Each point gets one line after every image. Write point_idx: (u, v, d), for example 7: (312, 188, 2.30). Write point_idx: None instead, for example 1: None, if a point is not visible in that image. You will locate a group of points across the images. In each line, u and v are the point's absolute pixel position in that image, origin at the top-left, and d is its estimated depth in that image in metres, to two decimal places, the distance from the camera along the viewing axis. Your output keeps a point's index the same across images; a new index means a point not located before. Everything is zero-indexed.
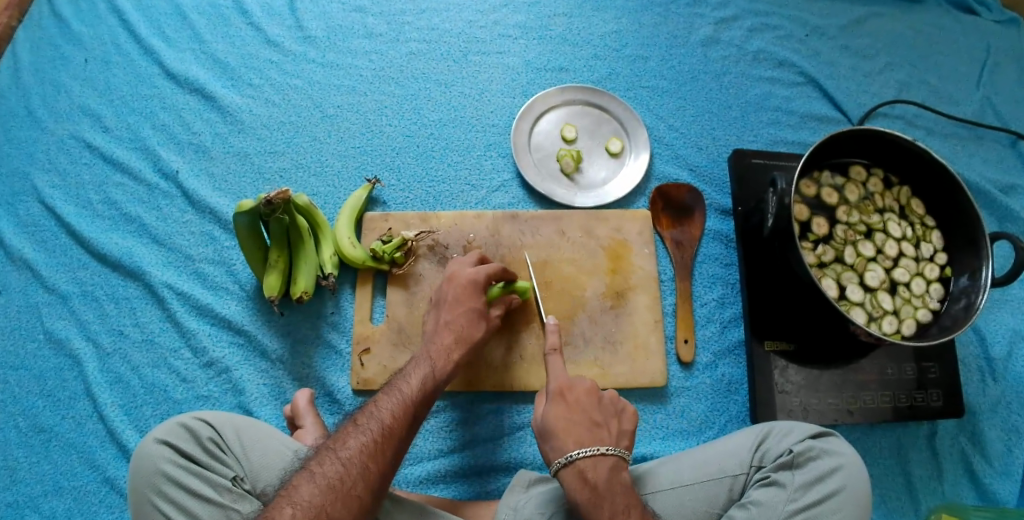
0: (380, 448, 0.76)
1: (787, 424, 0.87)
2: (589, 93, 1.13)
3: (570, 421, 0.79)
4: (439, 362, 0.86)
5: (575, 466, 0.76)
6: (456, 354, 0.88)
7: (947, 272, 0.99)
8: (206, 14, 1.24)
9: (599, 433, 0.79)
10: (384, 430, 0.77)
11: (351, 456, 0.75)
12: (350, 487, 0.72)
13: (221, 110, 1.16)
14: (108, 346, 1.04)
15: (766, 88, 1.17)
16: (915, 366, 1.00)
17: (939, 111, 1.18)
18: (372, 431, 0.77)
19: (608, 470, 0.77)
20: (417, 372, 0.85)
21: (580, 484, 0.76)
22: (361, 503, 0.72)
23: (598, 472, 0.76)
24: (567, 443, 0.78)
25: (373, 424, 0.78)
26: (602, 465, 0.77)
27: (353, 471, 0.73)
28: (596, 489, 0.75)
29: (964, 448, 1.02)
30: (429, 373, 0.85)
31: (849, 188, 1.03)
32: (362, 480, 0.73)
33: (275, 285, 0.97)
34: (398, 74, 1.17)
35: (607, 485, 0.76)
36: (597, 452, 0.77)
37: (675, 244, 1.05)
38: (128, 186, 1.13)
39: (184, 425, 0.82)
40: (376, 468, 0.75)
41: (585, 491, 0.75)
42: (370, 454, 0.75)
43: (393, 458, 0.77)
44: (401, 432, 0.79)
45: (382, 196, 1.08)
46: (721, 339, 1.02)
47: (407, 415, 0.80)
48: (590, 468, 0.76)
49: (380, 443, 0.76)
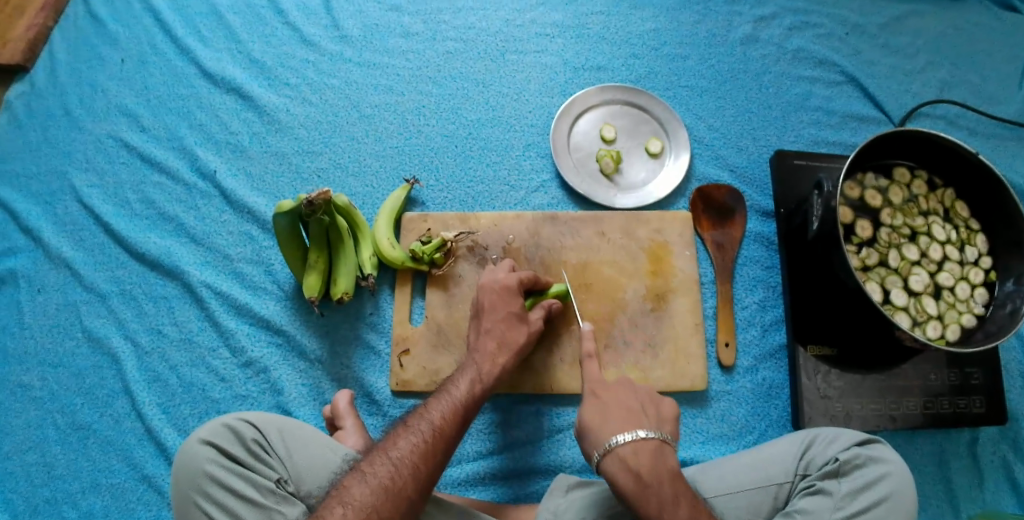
0: (431, 449, 0.76)
1: (833, 432, 0.86)
2: (628, 93, 1.12)
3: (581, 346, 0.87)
4: (485, 368, 0.86)
5: (615, 454, 0.74)
6: (502, 360, 0.88)
7: (992, 276, 0.98)
8: (242, 14, 1.23)
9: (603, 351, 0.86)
10: (435, 432, 0.78)
11: (403, 455, 0.75)
12: (403, 484, 0.73)
13: (258, 110, 1.15)
14: (147, 345, 1.04)
15: (806, 88, 1.16)
16: (957, 372, 0.99)
17: (982, 112, 1.16)
18: (423, 432, 0.77)
19: (650, 455, 0.74)
20: (466, 377, 0.85)
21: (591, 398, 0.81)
22: (414, 502, 0.73)
23: (641, 459, 0.74)
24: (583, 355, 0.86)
25: (424, 425, 0.78)
26: (643, 450, 0.74)
27: (404, 470, 0.74)
28: (641, 477, 0.73)
29: (1006, 455, 1.02)
30: (477, 378, 0.85)
31: (893, 191, 1.01)
32: (413, 480, 0.73)
33: (315, 285, 0.97)
34: (435, 74, 1.16)
35: (651, 472, 0.73)
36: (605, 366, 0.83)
37: (716, 246, 1.04)
38: (165, 186, 1.13)
39: (227, 425, 0.82)
40: (427, 468, 0.75)
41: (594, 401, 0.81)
42: (421, 454, 0.75)
43: (444, 459, 0.77)
44: (451, 435, 0.79)
45: (420, 196, 1.08)
46: (762, 342, 1.01)
47: (455, 417, 0.80)
48: (632, 455, 0.74)
49: (431, 443, 0.76)
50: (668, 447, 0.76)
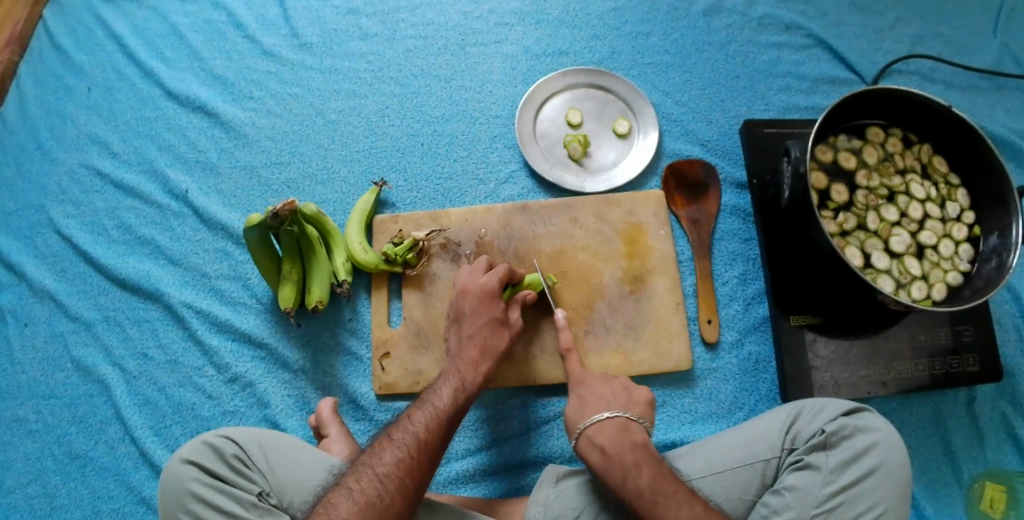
0: (417, 463, 0.75)
1: (819, 402, 0.85)
2: (591, 75, 1.09)
3: (580, 402, 0.86)
4: (468, 377, 0.86)
5: (585, 435, 0.82)
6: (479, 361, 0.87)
7: (975, 231, 0.97)
8: (201, 30, 1.22)
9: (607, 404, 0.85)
10: (420, 444, 0.77)
11: (389, 469, 0.74)
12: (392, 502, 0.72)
13: (224, 126, 1.15)
14: (134, 370, 1.04)
15: (774, 54, 1.13)
16: (948, 331, 0.97)
17: (956, 64, 1.13)
18: (408, 446, 0.77)
19: (616, 431, 0.81)
20: (449, 386, 0.85)
21: (593, 449, 0.81)
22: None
23: (606, 436, 0.81)
24: (578, 418, 0.84)
25: (408, 437, 0.78)
26: (610, 429, 0.81)
27: (390, 485, 0.73)
28: (606, 451, 0.79)
29: (1005, 411, 1.01)
30: (460, 387, 0.85)
31: (867, 151, 0.99)
32: (400, 495, 0.73)
33: (289, 297, 0.97)
34: (397, 73, 1.15)
35: (617, 445, 0.80)
36: (602, 418, 0.82)
37: (692, 223, 1.02)
38: (139, 209, 1.13)
39: (207, 442, 0.81)
40: (414, 482, 0.74)
41: (595, 454, 0.80)
42: (406, 468, 0.75)
43: (430, 471, 0.77)
44: (436, 446, 0.78)
45: (390, 198, 1.07)
46: (745, 316, 0.99)
47: (441, 429, 0.80)
48: (598, 433, 0.81)
49: (416, 457, 0.76)
50: (636, 427, 0.82)
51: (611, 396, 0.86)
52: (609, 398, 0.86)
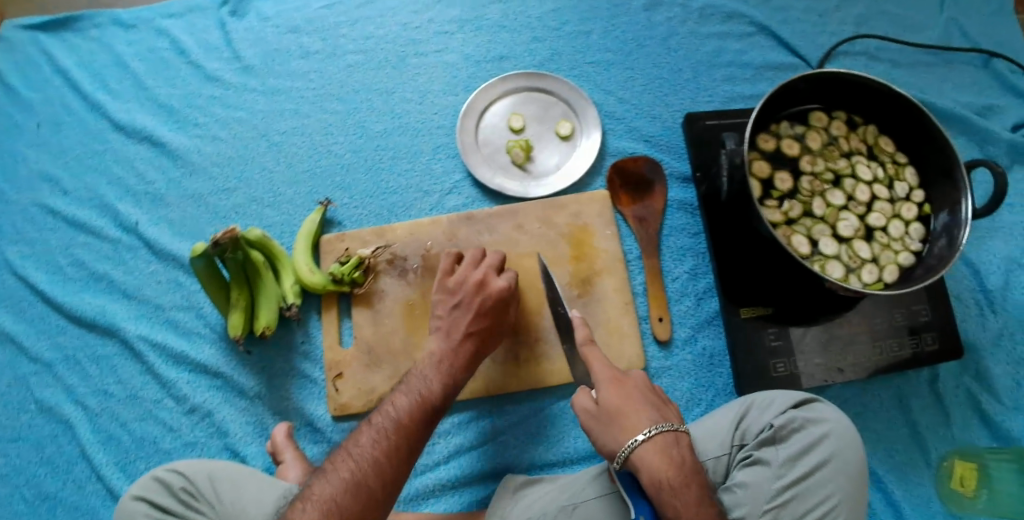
0: (393, 444, 0.74)
1: (768, 396, 0.83)
2: (531, 78, 1.08)
3: (627, 400, 0.78)
4: (451, 362, 0.84)
5: (661, 442, 0.74)
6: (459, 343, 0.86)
7: (926, 209, 0.95)
8: (146, 60, 1.22)
9: (667, 415, 0.78)
10: (397, 426, 0.76)
11: (364, 452, 0.73)
12: (369, 480, 0.71)
13: (172, 156, 1.15)
14: (96, 406, 1.05)
15: (717, 44, 1.12)
16: (904, 312, 0.96)
17: (903, 41, 1.12)
18: (385, 427, 0.76)
19: (687, 447, 0.75)
20: (432, 371, 0.83)
21: (665, 462, 0.73)
22: (379, 502, 0.71)
23: (682, 450, 0.75)
24: (644, 422, 0.76)
25: (386, 420, 0.76)
26: (683, 442, 0.76)
27: (364, 464, 0.72)
28: (683, 466, 0.73)
29: (970, 388, 0.99)
30: (444, 372, 0.83)
31: (810, 136, 0.98)
32: (375, 474, 0.72)
33: (238, 324, 0.97)
34: (339, 90, 1.14)
35: (690, 463, 0.74)
36: (678, 429, 0.76)
37: (638, 221, 1.01)
38: (94, 245, 1.13)
39: (157, 478, 0.83)
40: (391, 467, 0.73)
41: (675, 469, 0.73)
42: (382, 449, 0.74)
43: (410, 456, 0.75)
44: (417, 430, 0.77)
45: (337, 216, 1.06)
46: (697, 312, 0.98)
47: (421, 414, 0.78)
48: (674, 444, 0.75)
49: (393, 438, 0.75)
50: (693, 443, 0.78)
51: (663, 406, 0.79)
52: (661, 406, 0.79)
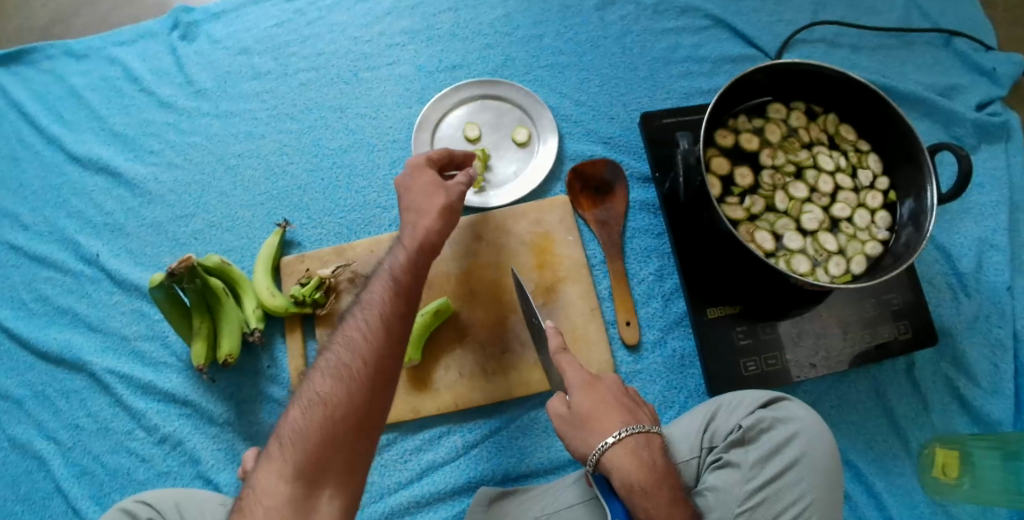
0: (374, 330, 0.71)
1: (737, 396, 0.82)
2: (483, 86, 1.06)
3: (600, 405, 0.75)
4: (411, 246, 0.78)
5: (631, 445, 0.72)
6: (410, 245, 0.78)
7: (891, 197, 0.93)
8: (99, 89, 1.20)
9: (638, 417, 0.76)
10: (374, 313, 0.72)
11: (347, 341, 0.71)
12: (352, 371, 0.68)
13: (130, 184, 1.14)
14: (68, 441, 1.03)
15: (672, 39, 1.11)
16: (875, 301, 0.94)
17: (860, 26, 1.10)
18: (363, 316, 0.72)
19: (659, 449, 0.73)
20: (398, 255, 0.78)
21: (639, 464, 0.71)
22: (368, 390, 0.68)
23: (653, 451, 0.73)
24: (613, 425, 0.73)
25: (363, 310, 0.73)
26: (654, 444, 0.73)
27: (350, 353, 0.70)
28: (654, 468, 0.71)
29: (948, 373, 0.98)
30: (406, 252, 0.78)
31: (770, 129, 0.96)
32: (363, 360, 0.69)
33: (201, 353, 0.96)
34: (292, 109, 1.13)
35: (661, 465, 0.72)
36: (649, 430, 0.74)
37: (600, 224, 1.00)
38: (56, 279, 1.11)
39: (123, 509, 0.85)
40: (377, 350, 0.70)
41: (647, 471, 0.70)
42: (364, 334, 0.71)
43: (394, 337, 0.71)
44: (395, 314, 0.72)
45: (296, 237, 1.05)
46: (665, 313, 0.97)
47: (394, 297, 0.73)
48: (644, 446, 0.72)
49: (372, 325, 0.71)
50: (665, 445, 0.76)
51: (633, 410, 0.76)
52: (632, 408, 0.76)
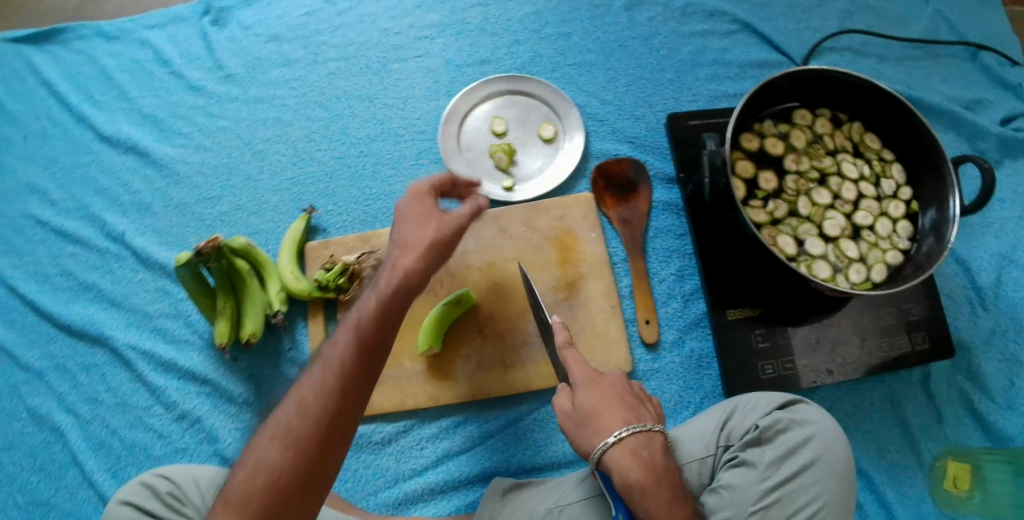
0: (327, 391, 0.67)
1: (753, 397, 0.82)
2: (511, 82, 1.08)
3: (604, 403, 0.75)
4: (380, 295, 0.72)
5: (630, 446, 0.72)
6: (387, 290, 0.73)
7: (913, 207, 0.94)
8: (130, 70, 1.22)
9: (641, 416, 0.76)
10: (331, 370, 0.68)
11: (301, 399, 0.68)
12: (297, 436, 0.66)
13: (157, 165, 1.15)
14: (87, 414, 1.05)
15: (699, 43, 1.12)
16: (894, 311, 0.95)
17: (888, 36, 1.11)
18: (320, 373, 0.69)
19: (660, 450, 0.73)
20: (368, 300, 0.73)
21: (637, 465, 0.71)
22: (312, 457, 0.66)
23: (652, 451, 0.73)
24: (614, 423, 0.74)
25: (320, 366, 0.69)
26: (654, 443, 0.73)
27: (300, 415, 0.67)
28: (654, 469, 0.71)
29: (963, 386, 0.98)
30: (377, 299, 0.72)
31: (795, 134, 0.97)
32: (311, 423, 0.66)
33: (225, 331, 0.97)
34: (321, 97, 1.14)
35: (661, 465, 0.72)
36: (649, 430, 0.74)
37: (623, 223, 1.01)
38: (81, 255, 1.13)
39: (143, 483, 0.86)
40: (329, 412, 0.67)
41: (645, 471, 0.70)
42: (318, 393, 0.67)
43: (349, 397, 0.68)
44: (353, 372, 0.68)
45: (321, 223, 1.06)
46: (685, 313, 0.98)
47: (355, 354, 0.69)
48: (644, 446, 0.72)
49: (327, 385, 0.68)
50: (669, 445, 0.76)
51: (637, 407, 0.77)
52: (635, 405, 0.77)
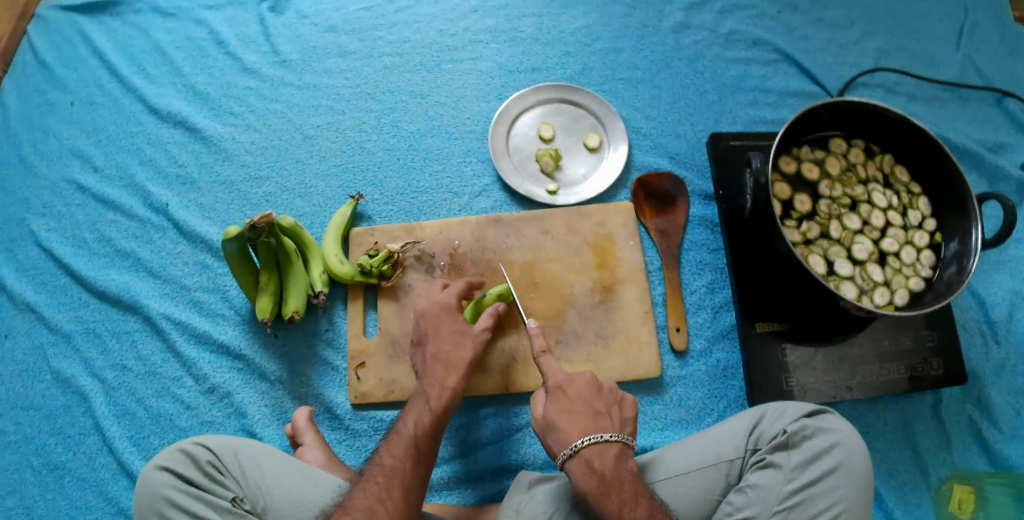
0: (415, 456, 0.79)
1: (781, 406, 0.86)
2: (561, 91, 1.12)
3: (569, 413, 0.78)
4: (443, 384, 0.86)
5: (580, 457, 0.75)
6: (452, 380, 0.86)
7: (937, 238, 0.98)
8: (184, 47, 1.25)
9: (602, 424, 0.78)
10: (415, 439, 0.81)
11: (390, 463, 0.78)
12: (393, 491, 0.76)
13: (205, 141, 1.18)
14: (113, 381, 1.06)
15: (742, 68, 1.17)
16: (914, 335, 0.99)
17: (919, 77, 1.17)
18: (405, 441, 0.80)
19: (614, 457, 0.76)
20: (434, 380, 0.86)
21: (587, 475, 0.75)
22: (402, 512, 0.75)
23: (603, 460, 0.75)
24: (570, 433, 0.76)
25: (404, 435, 0.81)
26: (608, 452, 0.76)
27: (393, 476, 0.77)
28: (604, 477, 0.74)
29: (972, 415, 1.02)
30: (445, 384, 0.86)
31: (830, 162, 1.02)
32: (402, 485, 0.77)
33: (266, 308, 0.98)
34: (374, 89, 1.18)
35: (613, 473, 0.75)
36: (602, 440, 0.76)
37: (660, 234, 1.05)
38: (121, 223, 1.15)
39: (182, 450, 0.84)
40: (414, 475, 0.78)
41: (593, 480, 0.74)
42: (407, 458, 0.79)
43: (427, 463, 0.80)
44: (431, 444, 0.81)
45: (367, 211, 1.09)
46: (713, 324, 1.02)
47: (432, 427, 0.82)
48: (596, 456, 0.75)
49: (415, 451, 0.80)
50: (631, 452, 0.78)
51: (603, 414, 0.79)
52: (599, 412, 0.79)
